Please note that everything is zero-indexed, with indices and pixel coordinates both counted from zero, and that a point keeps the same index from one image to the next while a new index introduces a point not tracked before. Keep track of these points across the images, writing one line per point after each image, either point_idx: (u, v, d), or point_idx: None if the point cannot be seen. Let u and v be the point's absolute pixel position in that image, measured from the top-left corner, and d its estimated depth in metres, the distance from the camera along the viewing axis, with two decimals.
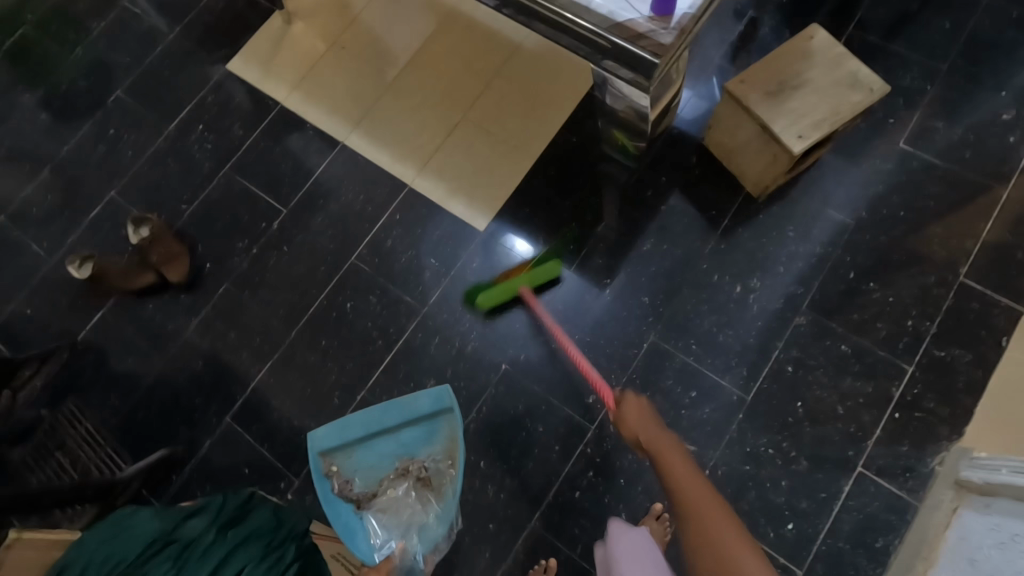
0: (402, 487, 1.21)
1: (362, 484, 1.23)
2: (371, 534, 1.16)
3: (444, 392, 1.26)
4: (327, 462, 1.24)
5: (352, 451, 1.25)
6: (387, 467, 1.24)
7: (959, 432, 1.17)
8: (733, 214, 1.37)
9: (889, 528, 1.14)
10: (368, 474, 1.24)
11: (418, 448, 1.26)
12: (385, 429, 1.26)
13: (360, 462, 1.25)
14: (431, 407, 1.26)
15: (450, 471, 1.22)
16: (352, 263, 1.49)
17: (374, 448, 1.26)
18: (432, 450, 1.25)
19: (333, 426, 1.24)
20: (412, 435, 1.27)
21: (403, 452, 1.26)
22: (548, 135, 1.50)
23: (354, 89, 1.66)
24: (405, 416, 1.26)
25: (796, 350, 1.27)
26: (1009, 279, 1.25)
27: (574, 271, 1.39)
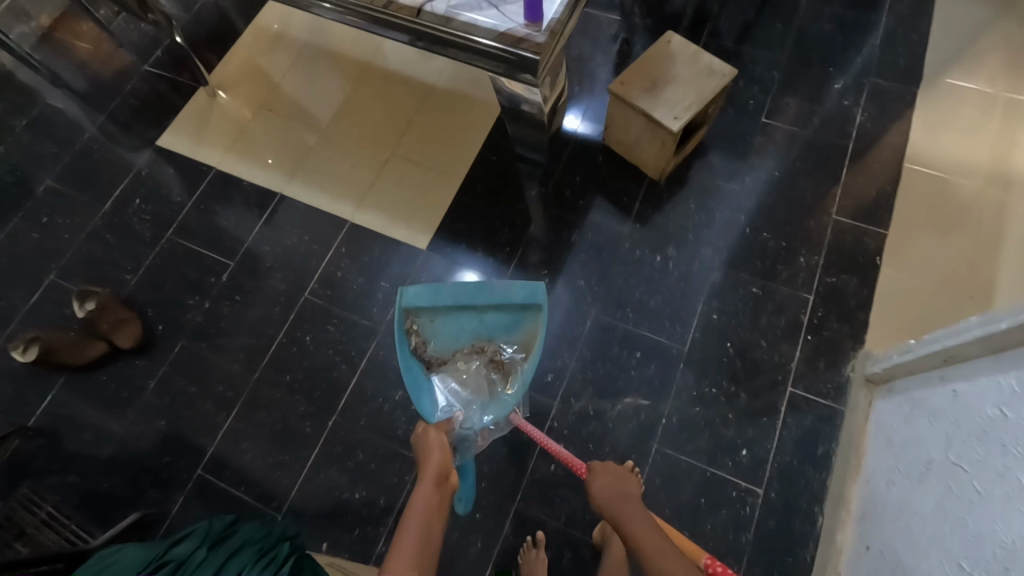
0: (474, 363, 1.27)
1: (438, 349, 1.30)
2: (437, 393, 1.24)
3: (540, 292, 1.28)
4: (411, 319, 1.31)
5: (437, 317, 1.31)
6: (463, 341, 1.31)
7: (862, 341, 1.36)
8: (642, 196, 1.57)
9: (827, 436, 1.28)
10: (446, 342, 1.31)
11: (499, 334, 1.31)
12: (472, 306, 1.30)
13: (441, 327, 1.31)
14: (521, 301, 1.28)
15: (522, 364, 1.27)
16: (305, 298, 1.56)
17: (458, 320, 1.31)
18: (511, 340, 1.30)
19: (426, 288, 1.28)
20: (495, 320, 1.31)
21: (484, 333, 1.31)
22: (470, 155, 1.68)
23: (285, 144, 1.78)
24: (495, 300, 1.29)
25: (717, 301, 1.44)
26: (870, 209, 1.50)
27: (515, 269, 1.53)
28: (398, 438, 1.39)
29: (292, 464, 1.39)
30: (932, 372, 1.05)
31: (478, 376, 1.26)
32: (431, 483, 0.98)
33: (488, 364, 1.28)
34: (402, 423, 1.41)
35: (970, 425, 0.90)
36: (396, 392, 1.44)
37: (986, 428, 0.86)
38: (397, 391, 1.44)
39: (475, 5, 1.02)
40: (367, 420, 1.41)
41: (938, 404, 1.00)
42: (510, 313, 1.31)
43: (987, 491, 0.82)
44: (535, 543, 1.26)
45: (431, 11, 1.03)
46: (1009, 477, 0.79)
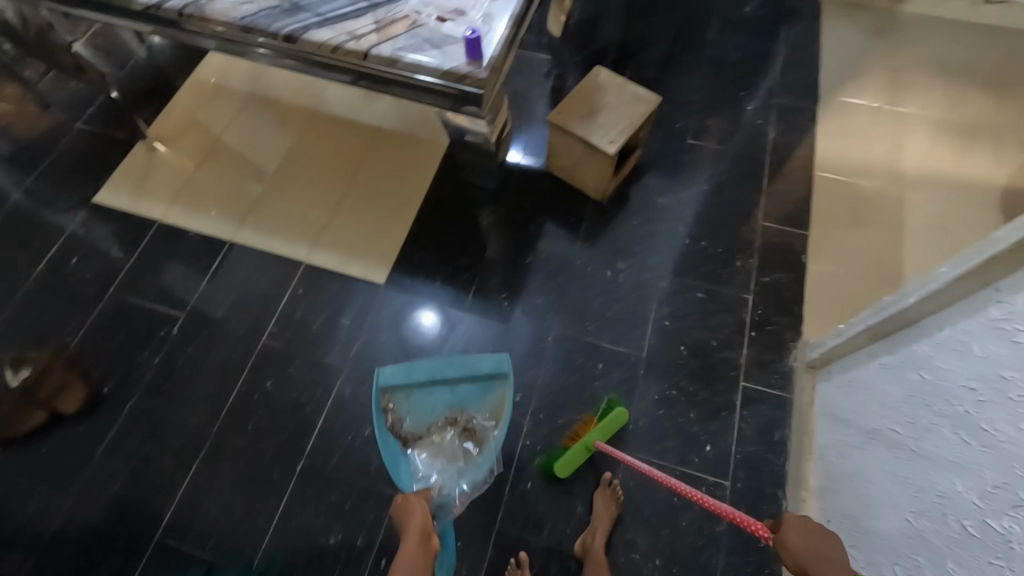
0: (448, 435, 1.33)
1: (412, 424, 1.35)
2: (416, 466, 1.29)
3: (505, 363, 1.38)
4: (386, 397, 1.36)
5: (411, 393, 1.37)
6: (437, 413, 1.37)
7: (801, 332, 1.48)
8: (589, 216, 1.66)
9: (781, 422, 1.37)
10: (420, 417, 1.36)
11: (470, 406, 1.37)
12: (444, 380, 1.38)
13: (414, 403, 1.37)
14: (489, 372, 1.37)
15: (493, 432, 1.34)
16: (264, 342, 1.53)
17: (431, 395, 1.37)
18: (482, 409, 1.37)
19: (401, 367, 1.35)
20: (466, 391, 1.38)
21: (457, 405, 1.38)
22: (421, 191, 1.73)
23: (232, 192, 1.77)
24: (465, 373, 1.37)
25: (668, 307, 1.53)
26: (792, 212, 1.65)
27: (475, 294, 1.57)
28: (371, 475, 1.37)
29: (261, 514, 1.34)
30: (862, 350, 1.16)
31: (453, 447, 1.32)
32: (415, 542, 0.99)
33: (461, 434, 1.34)
34: (375, 458, 1.38)
35: (899, 391, 1.00)
36: (366, 427, 1.42)
37: (911, 392, 0.97)
38: (367, 426, 1.42)
39: (418, 46, 1.08)
40: (338, 460, 1.38)
41: (870, 377, 1.10)
42: (479, 384, 1.38)
43: (920, 448, 0.91)
44: (519, 563, 1.26)
45: (376, 54, 1.08)
46: (937, 432, 0.88)
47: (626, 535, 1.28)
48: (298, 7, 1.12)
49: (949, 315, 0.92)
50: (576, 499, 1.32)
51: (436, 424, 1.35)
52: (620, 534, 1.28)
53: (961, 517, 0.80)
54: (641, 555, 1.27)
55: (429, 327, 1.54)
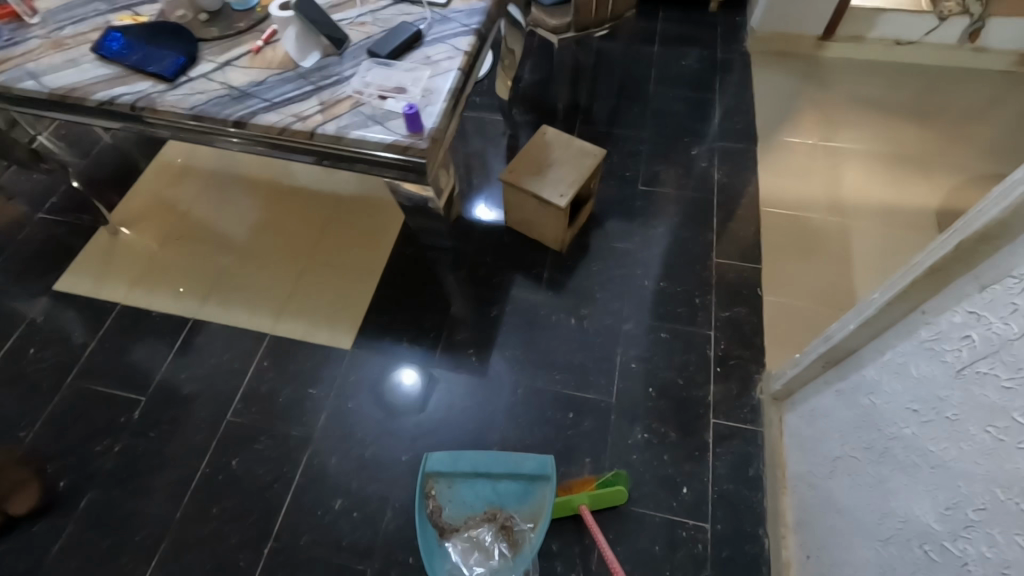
0: (485, 533, 1.27)
1: (451, 515, 1.30)
2: (451, 562, 1.23)
3: (551, 464, 1.30)
4: (429, 482, 1.32)
5: (454, 482, 1.33)
6: (477, 507, 1.31)
7: (764, 363, 1.50)
8: (549, 266, 1.70)
9: (753, 457, 1.37)
10: (460, 509, 1.31)
11: (510, 504, 1.30)
12: (489, 473, 1.32)
13: (455, 492, 1.32)
14: (534, 471, 1.30)
15: (532, 535, 1.26)
16: (229, 421, 1.50)
17: (472, 487, 1.32)
18: (523, 510, 1.29)
19: (448, 454, 1.32)
20: (508, 488, 1.32)
21: (499, 500, 1.31)
22: (385, 254, 1.76)
23: (195, 269, 1.78)
24: (508, 468, 1.31)
25: (633, 350, 1.55)
26: (743, 247, 1.71)
27: (442, 352, 1.58)
28: (343, 552, 1.31)
29: None
30: (820, 378, 1.18)
31: (489, 547, 1.25)
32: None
33: (499, 531, 1.27)
34: (345, 533, 1.34)
35: (855, 417, 1.02)
36: (336, 500, 1.38)
37: (865, 417, 0.98)
38: (336, 499, 1.38)
39: (362, 123, 1.13)
40: (308, 538, 1.33)
41: (830, 405, 1.12)
42: (521, 482, 1.31)
43: (879, 473, 0.92)
44: None
45: (322, 132, 1.13)
46: (891, 456, 0.89)
47: None
48: (246, 94, 1.18)
49: (886, 339, 0.95)
50: (557, 558, 1.28)
51: (475, 519, 1.29)
52: None
53: (922, 542, 0.80)
54: None
55: (409, 385, 1.53)
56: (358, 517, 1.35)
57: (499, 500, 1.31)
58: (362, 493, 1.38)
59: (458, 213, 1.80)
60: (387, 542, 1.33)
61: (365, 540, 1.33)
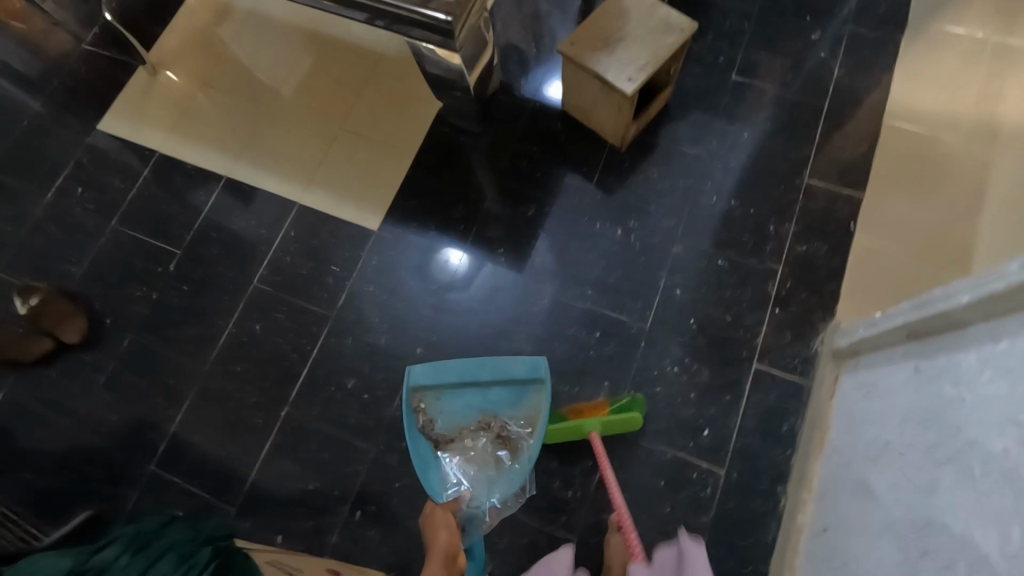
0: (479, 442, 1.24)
1: (444, 426, 1.25)
2: (448, 474, 1.22)
3: (542, 366, 1.25)
4: (416, 397, 1.26)
5: (442, 392, 1.26)
6: (469, 416, 1.26)
7: (833, 313, 1.28)
8: (602, 166, 1.48)
9: (791, 413, 1.23)
10: (451, 419, 1.26)
11: (502, 409, 1.26)
12: (478, 382, 1.26)
13: (447, 401, 1.26)
14: (526, 375, 1.25)
15: (529, 441, 1.23)
16: (254, 285, 1.50)
17: (463, 398, 1.26)
18: (517, 416, 1.25)
19: (432, 365, 1.24)
20: (500, 395, 1.26)
21: (488, 408, 1.26)
22: (423, 129, 1.58)
23: (229, 122, 1.69)
24: (499, 373, 1.25)
25: (680, 275, 1.36)
26: (845, 170, 1.39)
27: (470, 247, 1.46)
28: (351, 429, 1.35)
29: (243, 458, 1.36)
30: (898, 348, 0.99)
31: (485, 456, 1.23)
32: (439, 565, 0.99)
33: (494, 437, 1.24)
34: (354, 412, 1.36)
35: (929, 405, 0.84)
36: (348, 380, 1.39)
37: (943, 408, 0.81)
38: (349, 379, 1.39)
39: None
40: (319, 410, 1.37)
41: (901, 382, 0.94)
42: (513, 388, 1.26)
43: (939, 476, 0.77)
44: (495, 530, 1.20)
45: None
46: (963, 462, 0.73)
47: (602, 514, 1.23)
48: None
49: (1010, 325, 0.74)
50: (555, 473, 1.26)
51: (468, 427, 1.25)
52: (596, 513, 1.23)
53: (971, 569, 0.66)
54: None
55: (455, 264, 1.46)
56: (367, 399, 1.37)
57: (490, 406, 1.26)
58: (373, 378, 1.39)
59: (508, 89, 1.56)
60: (392, 426, 1.35)
61: (372, 421, 1.35)
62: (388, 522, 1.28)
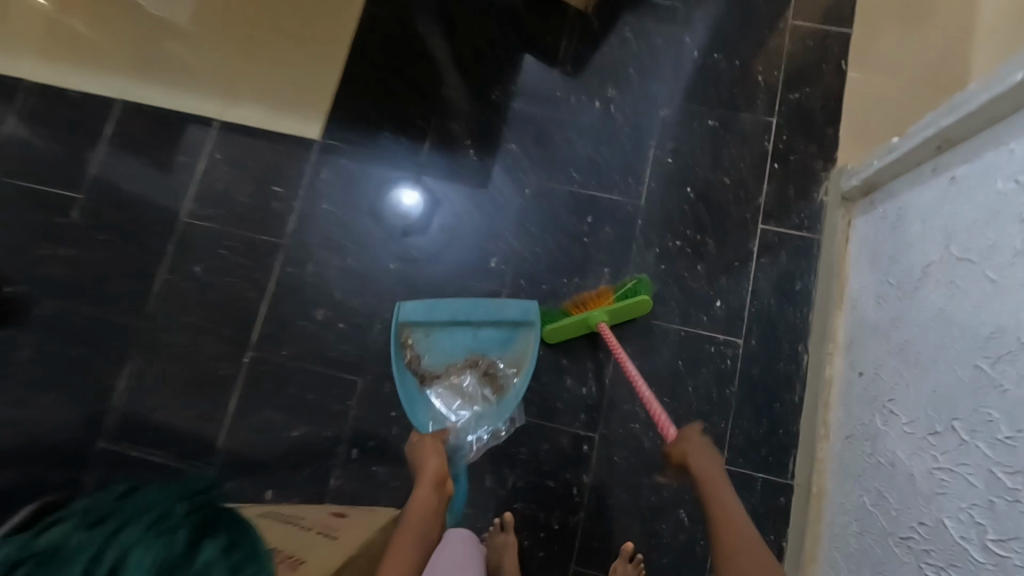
0: (466, 382, 1.15)
1: (431, 362, 1.16)
2: (433, 411, 1.13)
3: (534, 309, 1.15)
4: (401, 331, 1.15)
5: (433, 330, 1.16)
6: (457, 353, 1.16)
7: (833, 159, 1.20)
8: (568, 32, 1.30)
9: (804, 270, 1.16)
10: (438, 357, 1.16)
11: (491, 349, 1.16)
12: (468, 321, 1.15)
13: (435, 338, 1.16)
14: (518, 317, 1.15)
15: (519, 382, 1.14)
16: (184, 223, 1.27)
17: (451, 335, 1.16)
18: (505, 357, 1.15)
19: (421, 304, 1.14)
20: (491, 334, 1.16)
21: (477, 347, 1.16)
22: (355, 15, 1.34)
23: (111, 34, 1.37)
24: (489, 313, 1.15)
25: (671, 142, 1.24)
26: (830, 7, 1.28)
27: (433, 144, 1.27)
28: (330, 363, 1.19)
29: (211, 416, 1.18)
30: (921, 168, 0.91)
31: (471, 393, 1.14)
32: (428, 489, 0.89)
33: (482, 374, 1.15)
34: (331, 344, 1.20)
35: (978, 210, 0.76)
36: (317, 311, 1.22)
37: (995, 210, 0.73)
38: (318, 309, 1.22)
39: None
40: (291, 349, 1.20)
41: (933, 201, 0.86)
42: (503, 328, 1.16)
43: (1004, 276, 0.69)
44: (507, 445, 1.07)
45: None
46: None
47: (622, 405, 1.14)
48: None
49: None
50: (566, 371, 1.16)
51: (456, 364, 1.16)
52: (616, 404, 1.14)
53: None
54: (640, 425, 1.13)
55: (404, 199, 1.26)
56: (343, 328, 1.21)
57: (479, 346, 1.16)
58: (347, 304, 1.22)
59: None
60: (377, 354, 1.19)
61: (353, 351, 1.20)
62: (392, 456, 1.15)
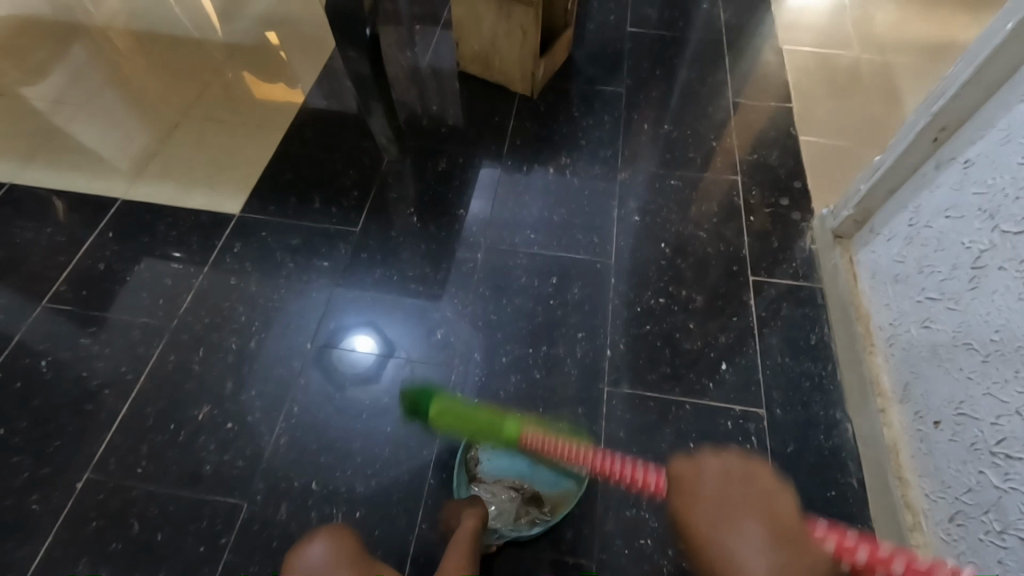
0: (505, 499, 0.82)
1: (488, 471, 0.85)
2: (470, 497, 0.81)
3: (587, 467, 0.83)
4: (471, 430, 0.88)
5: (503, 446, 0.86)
6: (509, 475, 0.84)
7: (809, 210, 1.11)
8: (516, 113, 1.28)
9: (814, 322, 0.97)
10: (494, 468, 0.85)
11: (547, 485, 0.83)
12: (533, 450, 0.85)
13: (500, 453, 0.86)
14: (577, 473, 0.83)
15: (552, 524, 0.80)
16: (43, 310, 1.00)
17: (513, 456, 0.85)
18: (560, 500, 0.81)
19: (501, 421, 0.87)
20: (546, 476, 0.84)
21: (534, 478, 0.84)
22: (293, 103, 1.29)
23: (18, 126, 1.26)
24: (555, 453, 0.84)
25: (635, 201, 1.13)
26: (766, 89, 1.33)
27: (371, 213, 1.12)
28: (205, 482, 0.84)
29: None
30: (921, 171, 0.80)
31: (510, 527, 0.80)
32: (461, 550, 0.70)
33: (527, 506, 0.81)
34: (211, 454, 0.86)
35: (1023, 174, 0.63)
36: (199, 409, 0.90)
37: None
38: (200, 407, 0.91)
39: None
40: (150, 464, 0.86)
41: (951, 194, 0.73)
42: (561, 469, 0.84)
43: None
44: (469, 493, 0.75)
45: None
46: None
47: (624, 513, 0.82)
48: None
49: None
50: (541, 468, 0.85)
51: (503, 484, 0.83)
52: (614, 512, 0.82)
53: None
54: (651, 541, 0.80)
55: (332, 268, 1.05)
56: (232, 431, 0.88)
57: (535, 476, 0.84)
58: (241, 398, 0.91)
59: (395, 59, 1.37)
60: (276, 464, 0.86)
61: (240, 462, 0.86)
62: None
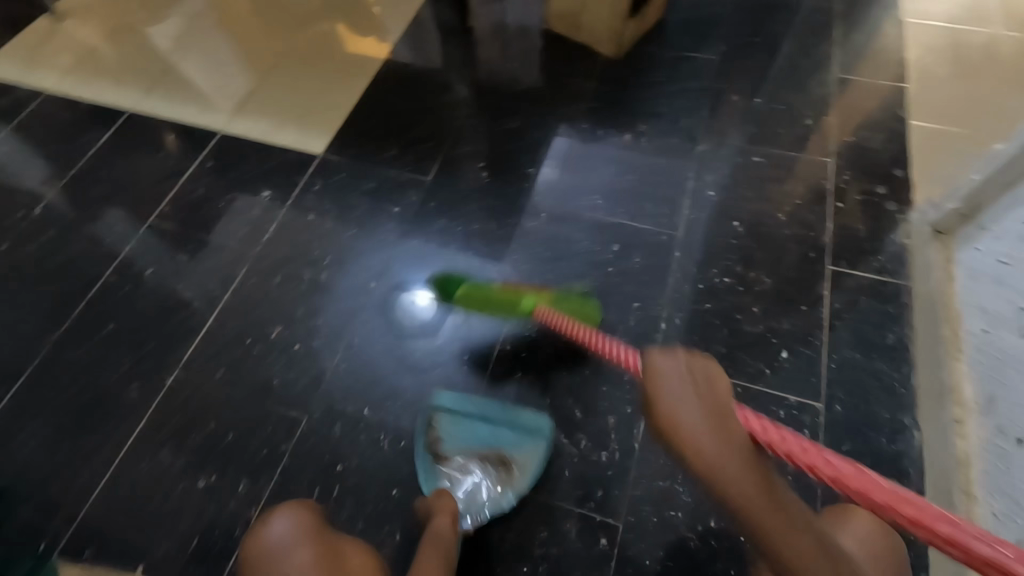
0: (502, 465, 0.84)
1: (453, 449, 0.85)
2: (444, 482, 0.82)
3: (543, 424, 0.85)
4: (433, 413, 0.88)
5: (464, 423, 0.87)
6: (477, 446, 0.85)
7: (908, 201, 1.02)
8: (597, 76, 1.24)
9: (893, 320, 0.90)
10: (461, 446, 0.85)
11: (512, 448, 0.84)
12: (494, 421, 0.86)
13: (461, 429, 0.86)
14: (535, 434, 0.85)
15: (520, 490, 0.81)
16: (149, 226, 1.12)
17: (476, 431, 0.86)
18: (524, 462, 0.83)
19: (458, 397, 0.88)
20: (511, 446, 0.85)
21: (500, 440, 0.85)
22: (380, 53, 1.33)
23: (142, 60, 1.38)
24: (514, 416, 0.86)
25: (711, 175, 1.08)
26: (877, 66, 1.21)
27: (443, 165, 1.15)
28: (271, 394, 0.93)
29: (101, 449, 0.91)
30: None
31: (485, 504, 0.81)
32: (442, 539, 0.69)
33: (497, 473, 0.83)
34: (278, 371, 0.95)
35: None
36: (273, 328, 0.99)
37: None
38: (273, 327, 0.99)
39: None
40: (227, 372, 0.95)
41: None
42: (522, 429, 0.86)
43: None
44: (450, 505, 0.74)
45: None
46: None
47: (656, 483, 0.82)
48: None
49: None
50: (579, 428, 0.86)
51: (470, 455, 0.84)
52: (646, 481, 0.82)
53: None
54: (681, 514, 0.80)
55: (401, 213, 1.10)
56: (299, 353, 0.96)
57: (502, 442, 0.85)
58: (310, 323, 0.99)
59: (483, 15, 1.37)
60: (334, 388, 0.93)
61: (303, 381, 0.93)
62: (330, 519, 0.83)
